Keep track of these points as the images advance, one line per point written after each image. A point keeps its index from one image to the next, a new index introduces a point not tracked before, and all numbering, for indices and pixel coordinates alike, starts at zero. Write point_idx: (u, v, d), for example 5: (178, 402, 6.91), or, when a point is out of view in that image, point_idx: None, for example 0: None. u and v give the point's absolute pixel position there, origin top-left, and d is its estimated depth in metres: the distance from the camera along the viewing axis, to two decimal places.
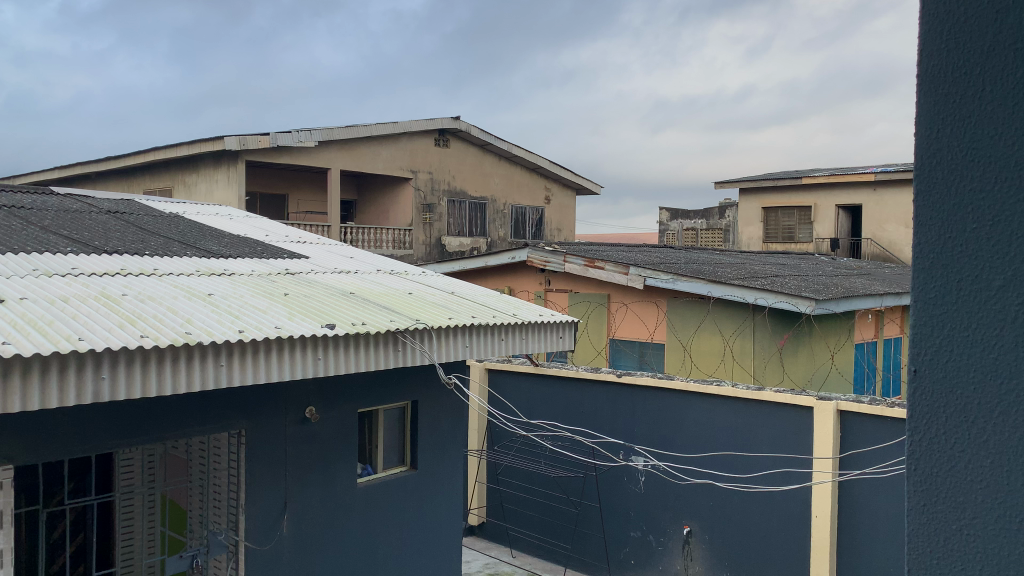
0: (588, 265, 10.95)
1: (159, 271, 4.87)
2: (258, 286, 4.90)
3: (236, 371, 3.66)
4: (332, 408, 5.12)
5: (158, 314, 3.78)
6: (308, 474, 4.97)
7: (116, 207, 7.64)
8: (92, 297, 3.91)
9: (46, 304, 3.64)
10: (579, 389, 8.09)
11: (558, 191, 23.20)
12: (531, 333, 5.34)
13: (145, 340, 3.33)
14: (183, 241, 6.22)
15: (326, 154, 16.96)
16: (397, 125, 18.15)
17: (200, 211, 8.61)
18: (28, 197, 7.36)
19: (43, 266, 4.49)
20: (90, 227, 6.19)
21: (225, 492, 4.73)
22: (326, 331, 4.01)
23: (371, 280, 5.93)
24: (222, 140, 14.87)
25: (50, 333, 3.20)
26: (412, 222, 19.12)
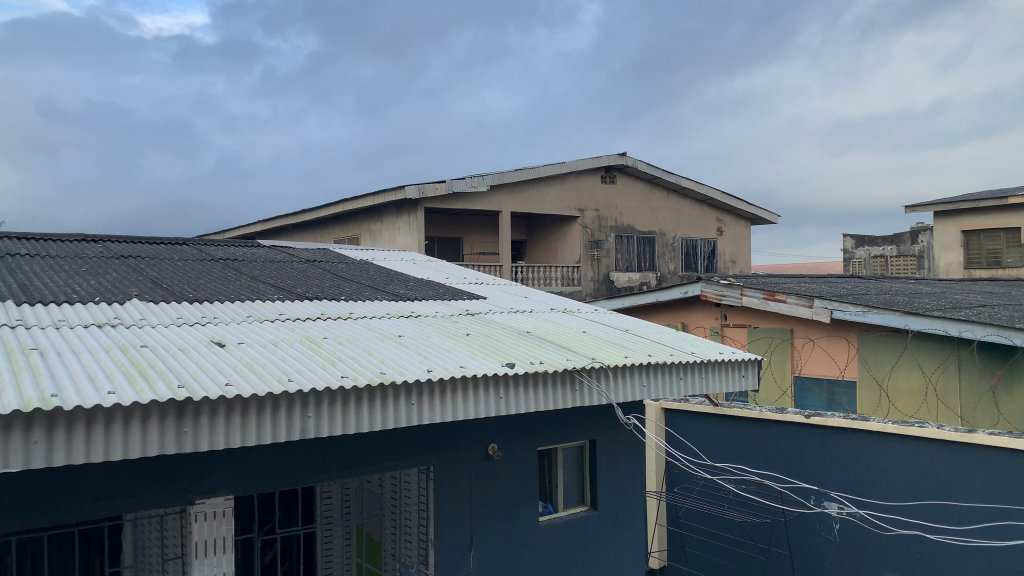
0: (767, 298, 10.53)
1: (353, 314, 5.23)
2: (442, 327, 5.13)
3: (425, 409, 3.84)
4: (514, 446, 5.22)
5: (355, 355, 4.05)
6: (493, 511, 5.08)
7: (313, 256, 8.31)
8: (298, 341, 4.26)
9: (260, 347, 4.01)
10: (764, 430, 7.74)
11: (731, 222, 22.55)
12: (711, 371, 5.19)
13: (345, 381, 3.58)
14: (372, 285, 6.64)
15: (498, 197, 17.55)
16: (565, 165, 18.46)
17: (387, 257, 9.18)
18: (240, 250, 8.19)
19: (256, 312, 4.97)
20: (292, 275, 6.76)
21: (416, 525, 4.93)
22: (507, 371, 4.12)
23: (546, 320, 6.03)
24: (403, 189, 15.79)
25: (264, 375, 3.52)
26: (581, 258, 19.26)
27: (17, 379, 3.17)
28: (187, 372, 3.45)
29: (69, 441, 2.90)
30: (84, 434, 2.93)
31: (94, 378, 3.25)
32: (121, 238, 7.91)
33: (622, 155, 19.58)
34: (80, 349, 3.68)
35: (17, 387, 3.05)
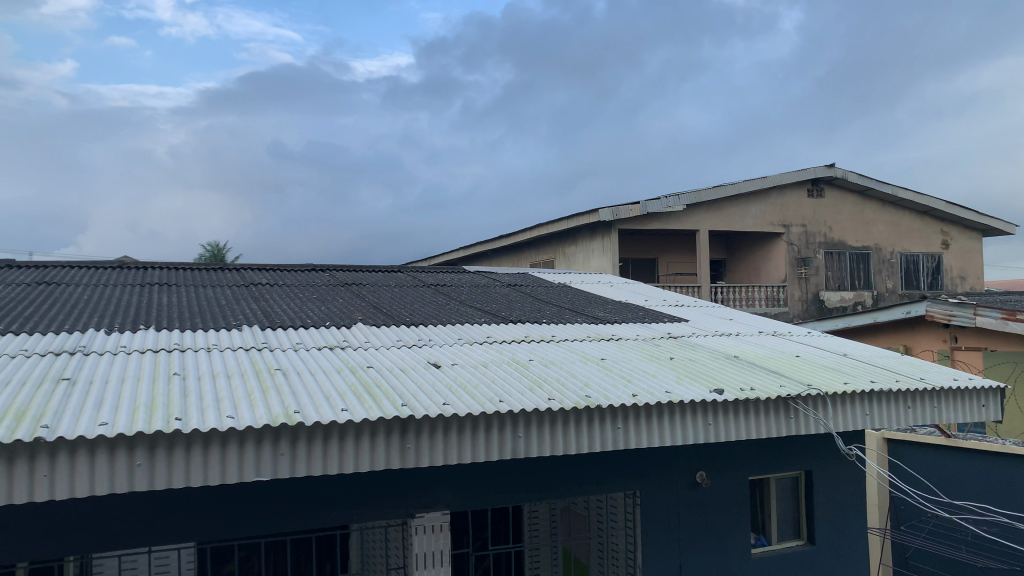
0: (1006, 318, 9.46)
1: (556, 337, 5.34)
2: (646, 351, 5.09)
3: (632, 434, 3.84)
4: (723, 474, 5.05)
5: (561, 378, 4.12)
6: (703, 540, 4.94)
7: (514, 280, 8.58)
8: (506, 363, 4.41)
9: (472, 369, 4.20)
10: (1008, 466, 6.93)
11: (959, 233, 20.48)
12: (944, 399, 4.74)
13: (552, 403, 3.64)
14: (573, 309, 6.74)
15: (695, 217, 17.20)
16: (766, 180, 17.73)
17: (585, 280, 9.28)
18: (448, 276, 8.63)
19: (466, 335, 5.21)
20: (496, 299, 7.03)
21: (623, 549, 4.92)
22: (715, 397, 4.00)
23: (754, 343, 5.80)
24: (597, 212, 15.93)
25: (477, 395, 3.67)
26: (786, 277, 18.35)
27: (265, 397, 3.54)
28: (407, 392, 3.67)
29: (309, 453, 3.23)
30: (322, 447, 3.25)
31: (329, 396, 3.56)
32: (343, 267, 8.62)
33: (829, 167, 18.48)
34: (315, 369, 4.06)
35: (265, 403, 3.42)
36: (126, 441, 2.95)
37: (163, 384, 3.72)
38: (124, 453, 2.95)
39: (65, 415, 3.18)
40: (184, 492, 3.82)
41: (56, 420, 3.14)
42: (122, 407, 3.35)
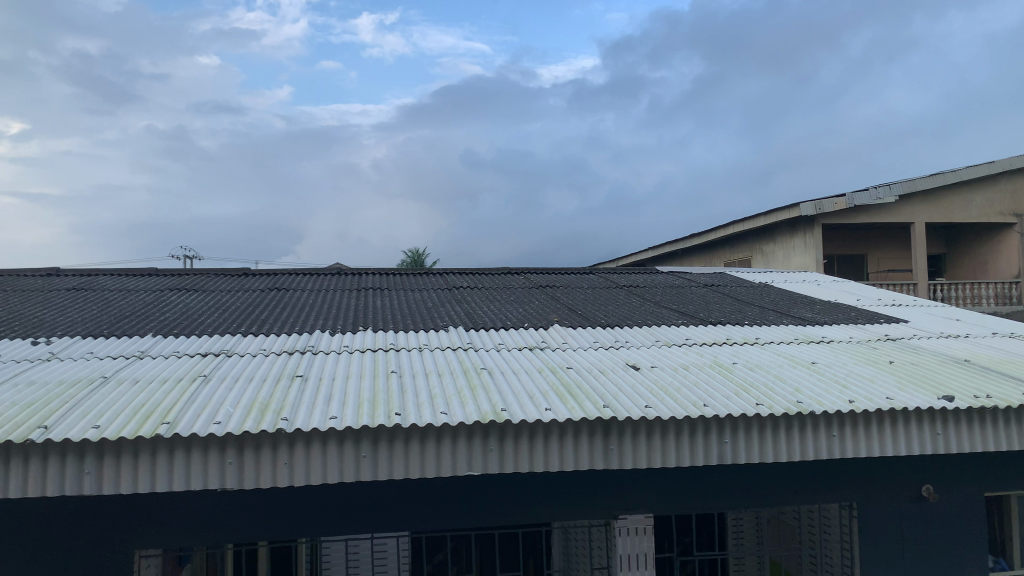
0: None
1: (760, 339, 5.13)
2: (861, 354, 4.77)
3: (848, 442, 3.63)
4: (953, 488, 4.58)
5: (768, 382, 3.96)
6: (932, 559, 4.58)
7: (711, 280, 8.35)
8: (708, 365, 4.31)
9: (673, 371, 4.14)
10: None
11: None
12: None
13: (760, 408, 3.52)
14: (777, 309, 6.45)
15: (909, 208, 15.86)
16: (994, 165, 15.99)
17: (789, 279, 8.84)
18: (643, 277, 8.56)
19: (664, 337, 5.15)
20: (694, 300, 6.88)
21: (839, 562, 4.72)
22: (945, 404, 3.67)
23: (986, 345, 5.26)
24: (798, 207, 15.15)
25: (681, 399, 3.62)
26: (1020, 272, 16.45)
27: (474, 394, 3.71)
28: (610, 393, 3.70)
29: (516, 452, 3.37)
30: (529, 446, 3.37)
31: (533, 395, 3.67)
32: (539, 269, 8.81)
33: None
34: (517, 369, 4.19)
35: (474, 401, 3.58)
36: (352, 435, 3.29)
37: (381, 382, 4.00)
38: (351, 444, 3.29)
39: (301, 409, 3.52)
40: (406, 483, 4.13)
41: (293, 412, 3.49)
42: (348, 401, 3.65)
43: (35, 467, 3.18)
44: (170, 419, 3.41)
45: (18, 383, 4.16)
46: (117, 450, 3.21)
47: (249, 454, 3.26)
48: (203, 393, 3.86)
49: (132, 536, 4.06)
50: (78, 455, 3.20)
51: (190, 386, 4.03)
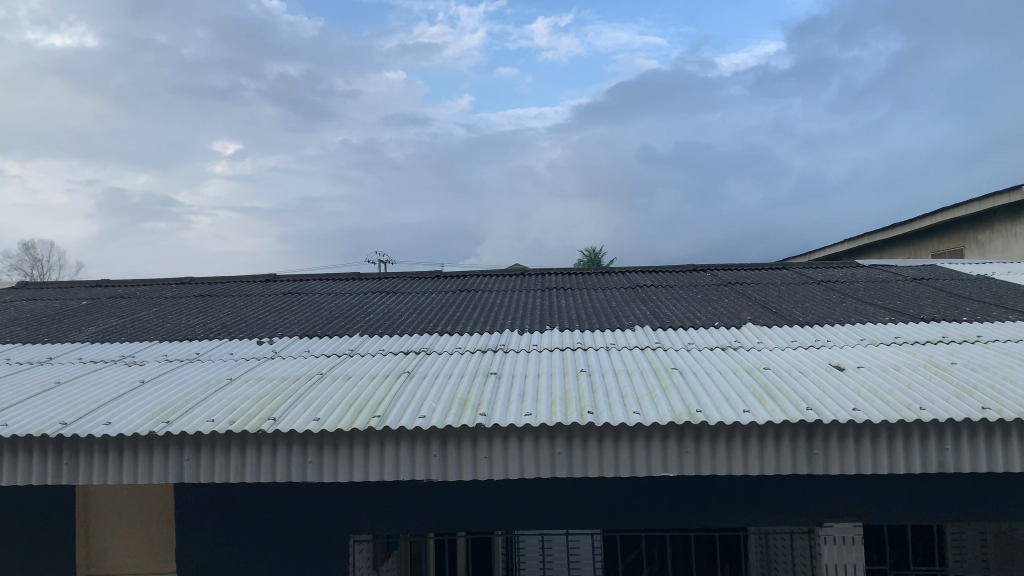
0: None
1: (984, 338, 4.66)
2: None
3: None
4: None
5: (995, 384, 3.60)
6: None
7: (921, 274, 7.70)
8: (923, 366, 3.99)
9: (881, 372, 3.87)
10: None
11: None
12: None
13: (987, 412, 3.21)
14: (1001, 304, 5.83)
15: None
16: None
17: (1014, 271, 7.97)
18: (841, 272, 8.06)
19: (870, 335, 4.83)
20: (902, 295, 6.37)
21: None
22: None
23: None
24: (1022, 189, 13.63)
25: (892, 402, 3.38)
26: None
27: (667, 394, 3.67)
28: (812, 394, 3.53)
29: (713, 453, 3.30)
30: (726, 448, 3.30)
31: (728, 396, 3.57)
32: (726, 266, 8.54)
33: None
34: (711, 369, 4.10)
35: (667, 401, 3.55)
36: (547, 432, 3.38)
37: (573, 381, 4.06)
38: (547, 441, 3.38)
39: (498, 405, 3.66)
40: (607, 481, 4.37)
41: (491, 408, 3.63)
42: (543, 399, 3.75)
43: (266, 454, 3.56)
44: (381, 413, 3.66)
45: (249, 379, 4.65)
46: (335, 440, 3.51)
47: (451, 447, 3.44)
48: (408, 389, 4.11)
49: (348, 521, 4.52)
50: (302, 445, 3.53)
51: (395, 382, 4.30)
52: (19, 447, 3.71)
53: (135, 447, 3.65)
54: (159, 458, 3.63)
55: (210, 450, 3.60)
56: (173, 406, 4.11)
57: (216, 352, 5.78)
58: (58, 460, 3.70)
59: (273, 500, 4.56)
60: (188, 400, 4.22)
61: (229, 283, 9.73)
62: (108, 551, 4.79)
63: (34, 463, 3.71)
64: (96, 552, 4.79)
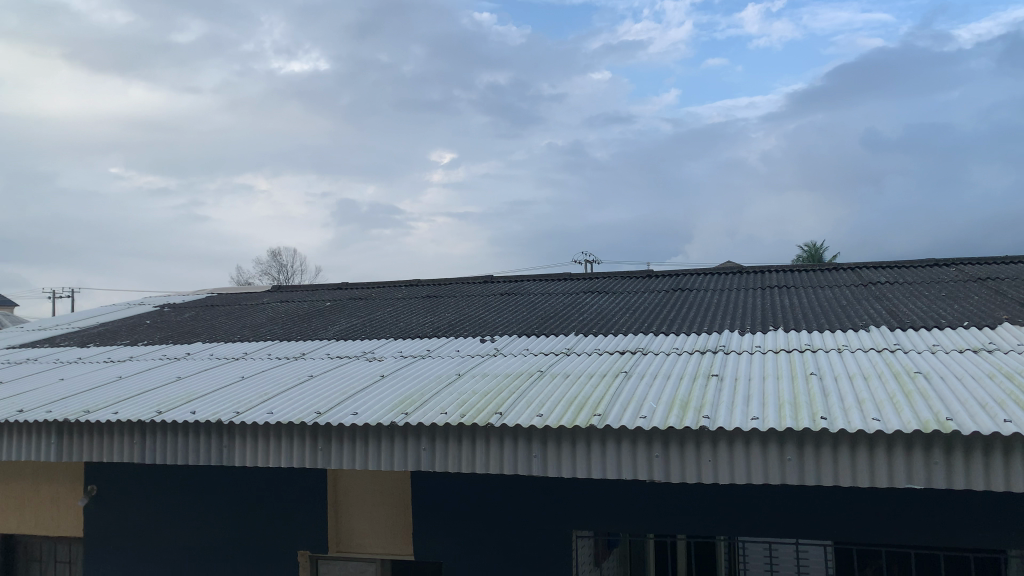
0: None
1: None
2: None
3: None
4: None
5: None
6: None
7: None
8: None
9: None
10: None
11: None
12: None
13: None
14: None
15: None
16: None
17: None
18: None
19: None
20: None
21: None
22: None
23: None
24: None
25: None
26: None
27: (910, 401, 3.40)
28: None
29: (967, 466, 3.00)
30: (982, 462, 2.98)
31: (984, 405, 3.24)
32: (974, 260, 7.72)
33: None
34: (962, 374, 3.73)
35: (911, 408, 3.28)
36: (776, 437, 3.26)
37: (801, 383, 3.89)
38: (775, 447, 3.26)
39: (722, 408, 3.58)
40: (839, 491, 4.16)
41: (714, 411, 3.56)
42: (770, 402, 3.61)
43: (494, 448, 3.75)
44: (602, 411, 3.72)
45: (475, 374, 4.91)
46: (558, 437, 3.63)
47: (674, 449, 3.42)
48: (627, 389, 4.13)
49: (570, 518, 4.64)
50: (527, 440, 3.69)
51: (614, 381, 4.35)
52: (282, 433, 4.20)
53: (377, 436, 4.00)
54: (399, 447, 3.95)
55: (443, 441, 3.86)
56: (410, 399, 4.45)
57: (445, 349, 6.17)
58: (314, 445, 4.13)
59: (498, 498, 4.79)
60: (422, 394, 4.54)
61: (452, 285, 10.30)
62: (355, 530, 5.19)
63: (294, 448, 4.17)
64: (344, 531, 5.21)
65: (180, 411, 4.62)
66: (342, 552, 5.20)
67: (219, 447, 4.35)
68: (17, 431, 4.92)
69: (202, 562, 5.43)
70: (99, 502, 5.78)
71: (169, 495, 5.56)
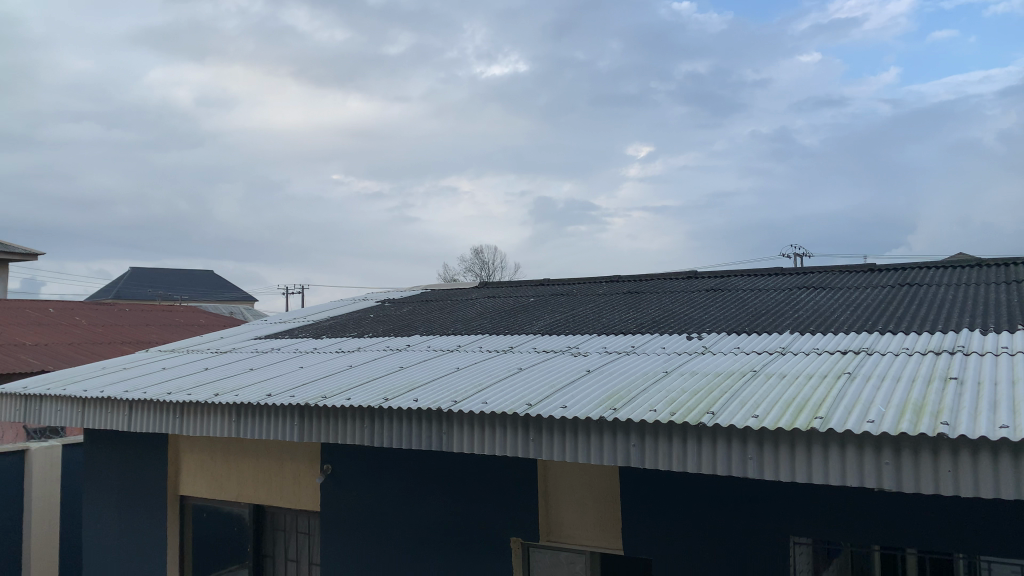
0: None
1: None
2: None
3: None
4: None
5: None
6: None
7: None
8: None
9: None
10: None
11: None
12: None
13: None
14: None
15: None
16: None
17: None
18: None
19: None
20: None
21: None
22: None
23: None
24: None
25: None
26: None
27: None
28: None
29: None
30: None
31: None
32: None
33: None
34: None
35: None
36: None
37: None
38: None
39: (962, 414, 3.28)
40: None
41: (954, 417, 3.27)
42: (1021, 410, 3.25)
43: (706, 447, 3.68)
44: (824, 414, 3.54)
45: (684, 372, 4.84)
46: (775, 439, 3.49)
47: (907, 456, 3.17)
48: (850, 391, 3.89)
49: (788, 522, 4.46)
50: (741, 440, 3.58)
51: (835, 383, 4.11)
52: (496, 423, 4.39)
53: (587, 430, 4.06)
54: (609, 441, 3.99)
55: (653, 437, 3.85)
56: (618, 394, 4.47)
57: (650, 345, 6.13)
58: (525, 436, 4.29)
59: (707, 500, 4.71)
60: (630, 390, 4.55)
61: (655, 281, 10.19)
62: (565, 520, 5.31)
63: (508, 439, 4.35)
64: (554, 522, 5.35)
65: (403, 398, 4.97)
66: (552, 541, 5.35)
67: (438, 433, 4.64)
68: (266, 413, 5.52)
69: (422, 541, 5.81)
70: (332, 480, 6.35)
71: (392, 478, 6.00)
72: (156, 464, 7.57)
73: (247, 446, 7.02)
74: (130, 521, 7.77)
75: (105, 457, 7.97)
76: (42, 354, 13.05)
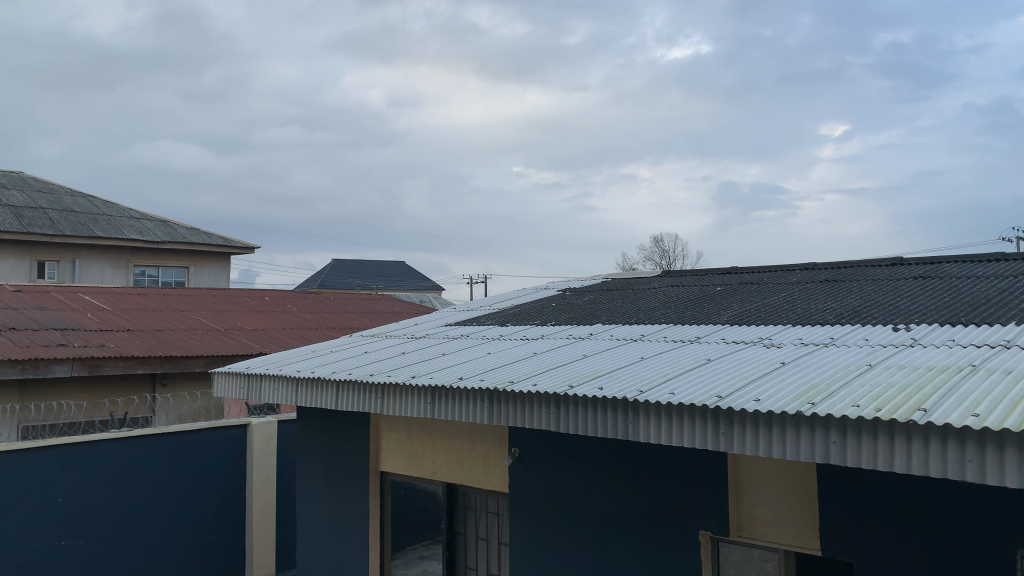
0: None
1: None
2: None
3: None
4: None
5: None
6: None
7: None
8: None
9: None
10: None
11: None
12: None
13: None
14: None
15: None
16: None
17: None
18: None
19: None
20: None
21: None
22: None
23: None
24: None
25: None
26: None
27: None
28: None
29: None
30: None
31: None
32: None
33: None
34: None
35: None
36: None
37: None
38: None
39: None
40: None
41: None
42: None
43: (918, 448, 3.42)
44: None
45: (890, 366, 4.52)
46: (1000, 440, 3.17)
47: None
48: None
49: (1012, 533, 4.04)
50: (958, 441, 3.30)
51: None
52: (684, 413, 4.33)
53: (782, 425, 3.90)
54: (807, 437, 3.81)
55: (855, 435, 3.63)
56: (816, 388, 4.25)
57: (851, 337, 5.77)
58: (716, 428, 4.19)
59: (916, 503, 4.39)
60: (830, 384, 4.31)
61: (854, 268, 9.54)
62: (756, 516, 5.12)
63: (696, 430, 4.28)
64: (745, 517, 5.17)
65: (589, 386, 5.02)
66: (742, 537, 5.17)
67: (624, 422, 4.65)
68: (457, 396, 5.80)
69: (608, 528, 5.85)
70: (519, 464, 6.54)
71: (578, 464, 6.09)
72: (359, 441, 8.16)
73: (440, 428, 7.39)
74: (337, 492, 8.43)
75: (316, 432, 8.70)
76: (259, 338, 14.44)
